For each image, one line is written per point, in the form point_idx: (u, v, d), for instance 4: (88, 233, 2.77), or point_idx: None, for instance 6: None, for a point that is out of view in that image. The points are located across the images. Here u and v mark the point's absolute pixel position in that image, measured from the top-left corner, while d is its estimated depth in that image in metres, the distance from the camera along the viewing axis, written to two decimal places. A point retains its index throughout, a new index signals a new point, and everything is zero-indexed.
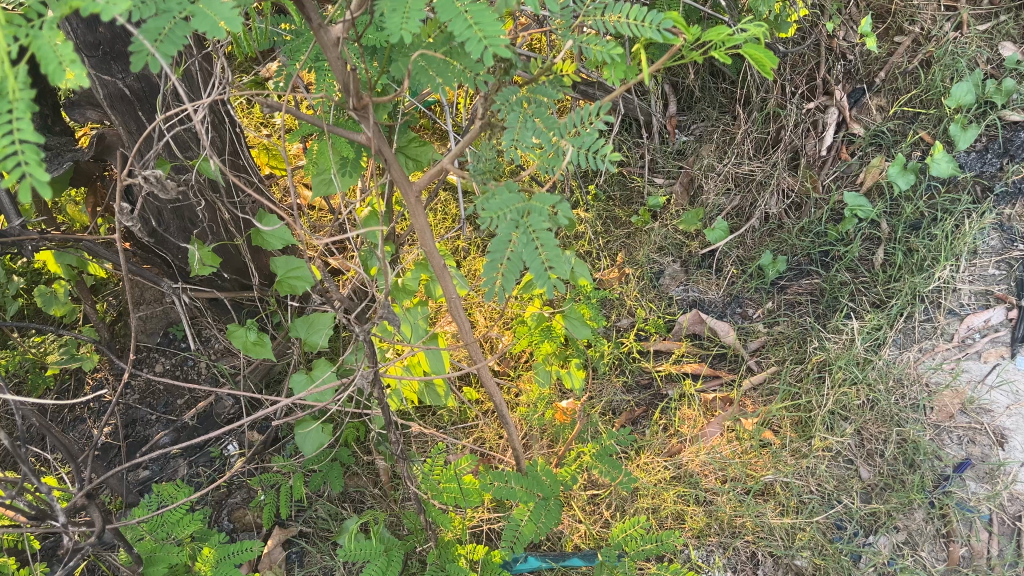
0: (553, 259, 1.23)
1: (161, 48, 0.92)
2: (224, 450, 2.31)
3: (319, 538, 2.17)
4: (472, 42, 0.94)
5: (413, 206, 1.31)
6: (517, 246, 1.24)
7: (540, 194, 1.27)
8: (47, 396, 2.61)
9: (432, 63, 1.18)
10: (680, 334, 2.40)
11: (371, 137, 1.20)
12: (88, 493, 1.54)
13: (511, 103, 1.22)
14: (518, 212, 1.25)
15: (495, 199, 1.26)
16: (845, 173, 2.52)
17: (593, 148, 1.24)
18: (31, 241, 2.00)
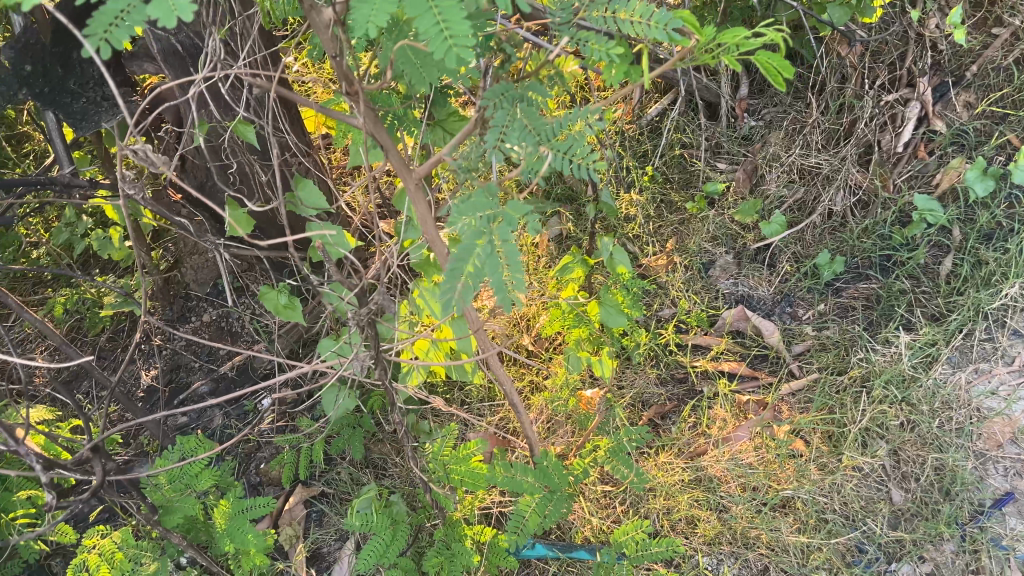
0: (516, 274, 1.19)
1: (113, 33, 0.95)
2: (258, 404, 2.37)
3: (339, 500, 2.21)
4: (440, 42, 0.90)
5: (412, 194, 1.29)
6: (481, 256, 1.18)
7: (514, 201, 1.23)
8: (104, 335, 2.72)
9: (416, 54, 1.18)
10: (723, 330, 2.32)
11: (366, 122, 1.20)
12: (95, 447, 1.59)
13: (503, 99, 1.19)
14: (486, 220, 1.21)
15: (466, 204, 1.21)
16: (920, 172, 2.37)
17: (580, 155, 1.19)
18: (81, 190, 2.06)
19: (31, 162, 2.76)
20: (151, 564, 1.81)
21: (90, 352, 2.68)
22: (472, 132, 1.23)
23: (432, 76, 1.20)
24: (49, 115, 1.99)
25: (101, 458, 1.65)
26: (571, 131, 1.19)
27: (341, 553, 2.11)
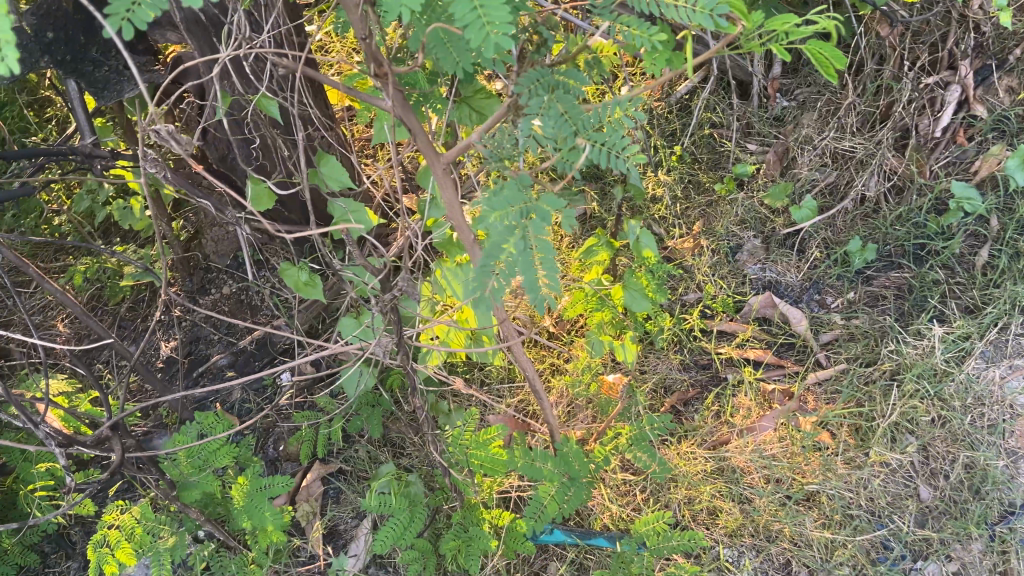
0: (551, 272, 1.16)
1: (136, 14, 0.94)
2: (276, 379, 2.35)
3: (356, 478, 2.20)
4: (475, 30, 0.89)
5: (439, 180, 1.25)
6: (515, 252, 1.14)
7: (548, 194, 1.19)
8: (123, 306, 2.71)
9: (451, 37, 1.15)
10: (749, 317, 2.28)
11: (393, 106, 1.17)
12: (114, 425, 1.59)
13: (537, 86, 1.15)
14: (520, 214, 1.17)
15: (498, 197, 1.17)
16: (958, 159, 2.32)
17: (618, 146, 1.18)
18: (102, 161, 2.03)
19: (53, 128, 2.74)
20: (168, 538, 1.83)
21: (113, 321, 2.68)
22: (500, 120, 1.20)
23: (466, 55, 1.16)
24: (71, 84, 1.95)
25: (117, 435, 1.67)
26: (608, 120, 1.19)
27: (357, 531, 2.11)
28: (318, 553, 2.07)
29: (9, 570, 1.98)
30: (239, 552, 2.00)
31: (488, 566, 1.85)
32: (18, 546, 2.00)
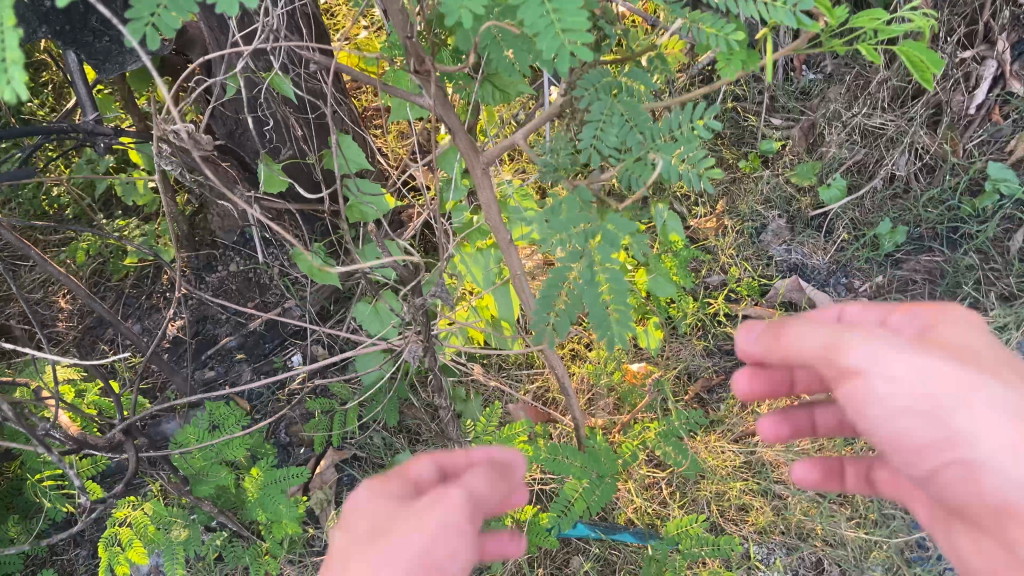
0: (620, 304, 1.16)
1: (161, 18, 0.84)
2: (287, 361, 2.33)
3: (371, 465, 2.15)
4: (546, 35, 0.85)
5: (480, 179, 1.28)
6: (580, 283, 1.16)
7: (617, 217, 1.18)
8: (127, 281, 2.62)
9: (505, 35, 1.12)
10: (775, 301, 2.23)
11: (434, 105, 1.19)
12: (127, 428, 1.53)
13: (598, 90, 1.16)
14: (585, 237, 1.18)
15: (561, 219, 1.18)
16: (992, 137, 2.24)
17: (691, 159, 1.18)
18: (106, 139, 1.94)
19: (50, 95, 2.62)
20: (182, 531, 1.79)
21: (116, 298, 2.59)
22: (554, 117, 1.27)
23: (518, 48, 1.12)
24: (71, 56, 1.82)
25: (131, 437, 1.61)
26: (684, 130, 1.18)
27: None
28: None
29: (16, 560, 1.93)
30: (252, 543, 1.96)
31: (510, 560, 1.81)
32: (24, 534, 1.94)
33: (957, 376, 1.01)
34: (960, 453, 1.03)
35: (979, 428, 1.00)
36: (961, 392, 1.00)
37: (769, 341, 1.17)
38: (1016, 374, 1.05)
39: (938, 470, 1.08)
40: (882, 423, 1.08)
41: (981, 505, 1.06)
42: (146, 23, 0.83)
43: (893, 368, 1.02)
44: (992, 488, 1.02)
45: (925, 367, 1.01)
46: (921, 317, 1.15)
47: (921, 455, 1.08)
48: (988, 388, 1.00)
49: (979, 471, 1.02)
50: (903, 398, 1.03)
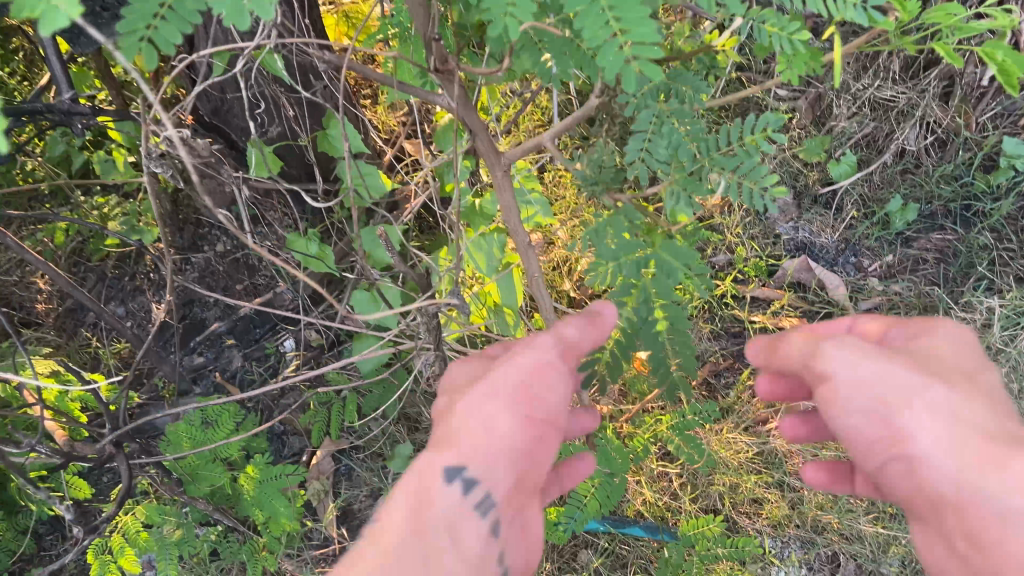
0: (676, 330, 1.21)
1: (158, 31, 0.75)
2: (280, 346, 2.25)
3: (369, 455, 2.08)
4: (605, 54, 0.79)
5: (500, 182, 1.33)
6: (635, 314, 1.20)
7: (671, 245, 1.20)
8: (107, 263, 2.42)
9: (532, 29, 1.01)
10: (783, 281, 2.17)
11: (455, 107, 1.23)
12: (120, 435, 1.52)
13: (645, 100, 1.17)
14: (639, 268, 1.20)
15: (617, 246, 1.20)
16: (1007, 110, 2.11)
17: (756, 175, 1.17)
18: (83, 119, 1.80)
19: None
20: (175, 531, 1.81)
21: (96, 280, 2.42)
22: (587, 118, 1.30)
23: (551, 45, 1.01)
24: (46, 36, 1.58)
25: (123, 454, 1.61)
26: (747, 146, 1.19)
27: (373, 511, 2.04)
28: (332, 536, 2.01)
29: None
30: (249, 539, 1.92)
31: None
32: (10, 533, 1.90)
33: (908, 377, 0.98)
34: (901, 452, 0.98)
35: (920, 427, 0.96)
36: (907, 391, 0.98)
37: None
38: (981, 386, 1.00)
39: (883, 473, 1.04)
40: (832, 422, 1.04)
41: (922, 513, 1.00)
42: (143, 38, 0.75)
43: (847, 367, 1.01)
44: (929, 490, 0.97)
45: (877, 368, 0.99)
46: (907, 328, 1.11)
47: (867, 457, 1.03)
48: (935, 390, 0.97)
49: (918, 473, 0.97)
50: (854, 396, 1.00)
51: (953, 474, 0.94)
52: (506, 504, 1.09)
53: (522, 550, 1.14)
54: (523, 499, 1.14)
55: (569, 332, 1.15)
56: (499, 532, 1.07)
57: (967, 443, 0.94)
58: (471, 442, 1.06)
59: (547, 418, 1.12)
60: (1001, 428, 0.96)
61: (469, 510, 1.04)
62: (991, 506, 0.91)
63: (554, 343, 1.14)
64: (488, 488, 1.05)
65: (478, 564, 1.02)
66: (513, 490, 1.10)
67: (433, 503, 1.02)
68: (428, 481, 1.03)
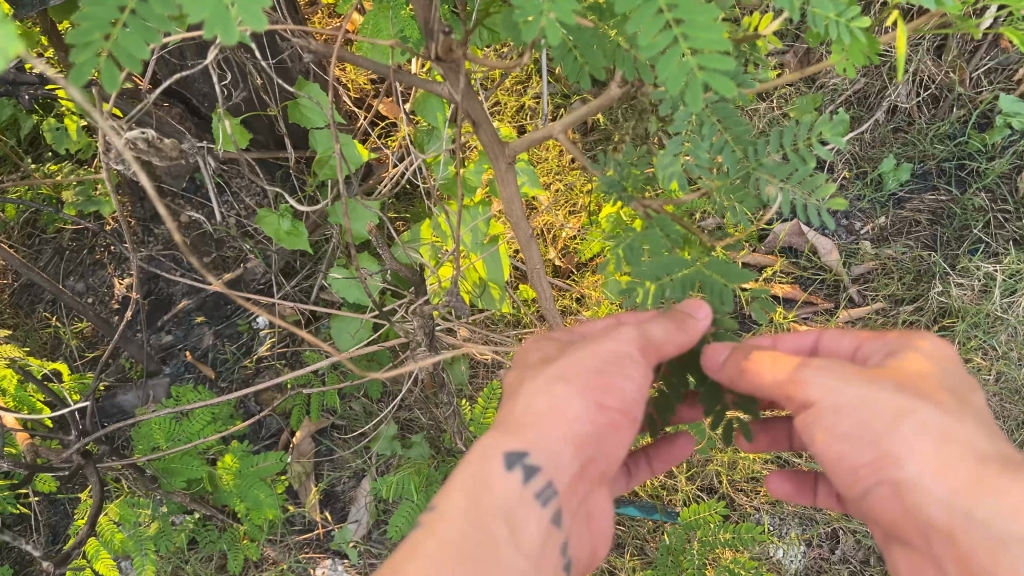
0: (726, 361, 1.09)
1: (118, 41, 0.69)
2: (252, 323, 2.12)
3: (350, 433, 2.00)
4: (665, 61, 0.77)
5: (503, 171, 1.25)
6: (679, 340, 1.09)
7: (719, 260, 1.09)
8: (62, 236, 2.20)
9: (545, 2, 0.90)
10: (774, 246, 2.11)
11: (459, 97, 1.12)
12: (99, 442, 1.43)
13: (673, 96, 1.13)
14: (684, 286, 1.10)
15: (660, 263, 1.09)
16: (1001, 65, 2.05)
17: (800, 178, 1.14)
18: (28, 89, 1.63)
19: None
20: (150, 524, 1.76)
21: (53, 255, 2.20)
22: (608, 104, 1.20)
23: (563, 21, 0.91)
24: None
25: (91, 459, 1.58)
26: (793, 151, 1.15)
27: (357, 493, 1.97)
28: (315, 521, 1.94)
29: None
30: (229, 526, 1.87)
31: None
32: None
33: (894, 400, 0.96)
34: (888, 475, 0.97)
35: (908, 450, 0.95)
36: (893, 414, 0.96)
37: (727, 374, 1.06)
38: (969, 404, 0.99)
39: (870, 496, 1.02)
40: (817, 445, 1.03)
41: (910, 534, 0.99)
42: (100, 51, 0.69)
43: (833, 392, 1.00)
44: (919, 513, 0.95)
45: (862, 393, 0.98)
46: (893, 345, 1.09)
47: (854, 479, 1.02)
48: (925, 411, 0.95)
49: (907, 496, 0.95)
50: (842, 421, 0.99)
51: (942, 496, 0.92)
52: (569, 492, 1.04)
53: (583, 538, 1.09)
54: (587, 483, 1.08)
55: (655, 331, 1.02)
56: (560, 522, 1.03)
57: (956, 464, 0.92)
58: (540, 429, 1.02)
59: (620, 407, 1.04)
60: (992, 448, 0.94)
61: (529, 498, 1.00)
62: (982, 527, 0.89)
63: (637, 333, 1.05)
64: (552, 478, 1.01)
65: (535, 555, 0.99)
66: (576, 476, 1.04)
67: (492, 489, 0.99)
68: (489, 468, 1.00)
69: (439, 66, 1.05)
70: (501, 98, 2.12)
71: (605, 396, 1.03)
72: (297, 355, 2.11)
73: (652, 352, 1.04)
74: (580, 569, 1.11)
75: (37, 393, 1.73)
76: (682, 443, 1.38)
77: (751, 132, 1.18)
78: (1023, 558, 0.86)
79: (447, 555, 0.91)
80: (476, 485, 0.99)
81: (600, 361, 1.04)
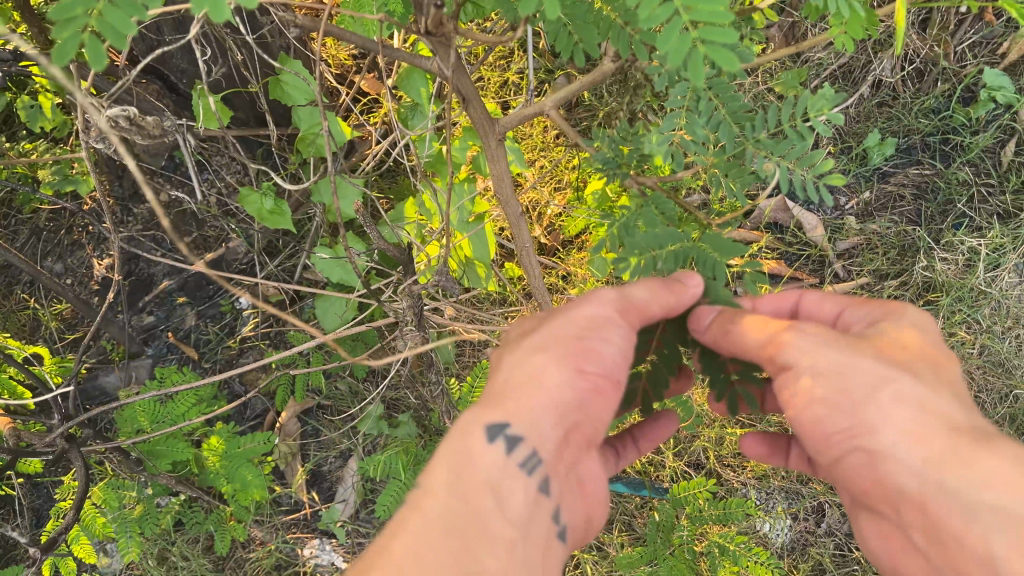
0: None
1: (103, 17, 0.70)
2: (235, 303, 2.09)
3: (336, 413, 1.99)
4: (665, 36, 0.80)
5: (493, 148, 1.24)
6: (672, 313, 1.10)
7: (710, 234, 1.09)
8: (39, 216, 2.16)
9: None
10: (760, 222, 2.11)
11: (448, 71, 1.11)
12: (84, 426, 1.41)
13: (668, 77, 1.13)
14: (679, 259, 1.10)
15: (653, 235, 1.09)
16: (984, 39, 2.05)
17: (798, 158, 1.12)
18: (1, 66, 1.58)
19: None
20: (135, 506, 1.76)
21: (30, 236, 2.15)
22: (597, 80, 1.23)
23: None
24: None
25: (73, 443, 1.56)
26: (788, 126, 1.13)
27: (344, 473, 1.97)
28: (303, 501, 1.94)
29: None
30: (215, 508, 1.87)
31: None
32: None
33: (874, 369, 0.96)
34: (862, 443, 0.97)
35: (885, 420, 0.95)
36: (873, 382, 0.95)
37: (710, 337, 1.04)
38: (945, 375, 0.99)
39: (841, 463, 1.02)
40: (792, 411, 1.02)
41: (880, 501, 1.00)
42: (84, 26, 0.69)
43: (814, 355, 0.98)
44: (890, 481, 0.96)
45: (844, 358, 0.97)
46: (875, 314, 1.09)
47: (827, 445, 1.01)
48: (903, 381, 0.95)
49: (879, 464, 0.96)
50: (822, 386, 0.97)
51: (916, 467, 0.93)
52: (556, 460, 1.02)
53: (576, 506, 1.07)
54: (576, 450, 1.06)
55: (637, 291, 1.02)
56: (549, 491, 1.01)
57: (931, 434, 0.93)
58: (520, 398, 1.00)
59: (602, 371, 1.02)
60: (967, 419, 0.94)
61: (514, 468, 0.98)
62: (954, 498, 0.91)
63: (617, 296, 1.03)
64: (535, 446, 0.99)
65: (523, 525, 0.97)
66: (561, 444, 1.02)
67: (475, 463, 0.98)
68: (469, 442, 0.99)
69: (428, 39, 1.02)
70: (485, 74, 2.09)
71: (584, 360, 1.01)
72: (282, 335, 2.09)
73: (632, 314, 1.02)
74: (576, 538, 1.09)
75: (16, 376, 1.70)
76: (665, 422, 1.38)
77: (747, 108, 1.17)
78: (991, 527, 0.88)
79: (433, 533, 0.90)
80: (458, 460, 0.98)
81: (579, 327, 1.03)
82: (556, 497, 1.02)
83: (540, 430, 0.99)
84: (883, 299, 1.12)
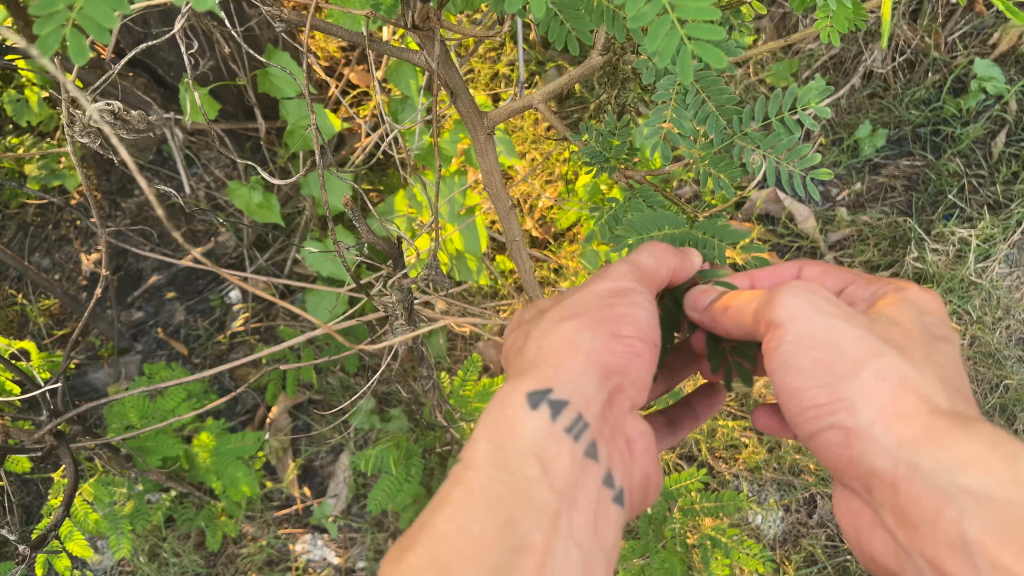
0: None
1: (84, 11, 0.67)
2: (225, 298, 2.08)
3: (328, 408, 1.98)
4: (654, 31, 0.79)
5: (482, 142, 1.23)
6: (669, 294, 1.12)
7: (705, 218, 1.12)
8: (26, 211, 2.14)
9: None
10: (751, 214, 2.10)
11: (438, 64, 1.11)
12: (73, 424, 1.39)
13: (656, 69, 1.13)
14: (677, 241, 1.13)
15: (645, 218, 1.13)
16: (976, 29, 2.04)
17: (784, 150, 1.12)
18: None
19: None
20: (126, 502, 1.75)
21: (18, 231, 2.12)
22: (588, 73, 1.23)
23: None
24: None
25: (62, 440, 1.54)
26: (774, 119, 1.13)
27: (336, 468, 1.97)
28: (294, 496, 1.94)
29: None
30: (206, 503, 1.86)
31: None
32: None
33: (858, 343, 0.94)
34: (838, 419, 0.95)
35: (865, 397, 0.93)
36: (857, 358, 0.94)
37: (708, 314, 1.06)
38: (935, 356, 0.97)
39: (816, 438, 1.00)
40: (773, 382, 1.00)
41: (855, 480, 0.98)
42: (64, 21, 0.66)
43: (800, 321, 0.97)
44: (864, 460, 0.94)
45: (829, 330, 0.95)
46: (878, 295, 1.09)
47: (803, 419, 1.00)
48: (886, 358, 0.93)
49: (854, 442, 0.94)
50: (801, 356, 0.96)
51: (891, 447, 0.91)
52: (601, 423, 0.98)
53: (627, 476, 1.01)
54: (620, 417, 1.01)
55: (645, 259, 1.04)
56: (597, 459, 0.97)
57: (910, 414, 0.91)
58: (558, 366, 0.98)
59: (640, 335, 1.00)
60: (951, 401, 0.92)
61: (560, 435, 0.94)
62: (926, 478, 0.88)
63: (629, 269, 1.04)
64: (580, 409, 0.95)
65: (570, 492, 0.92)
66: (606, 408, 0.98)
67: (518, 432, 0.94)
68: (511, 411, 0.95)
69: (415, 34, 1.02)
70: (475, 65, 2.08)
71: (620, 325, 0.99)
72: (273, 330, 2.08)
73: (651, 282, 1.03)
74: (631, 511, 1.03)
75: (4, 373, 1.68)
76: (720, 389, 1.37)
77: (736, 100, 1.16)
78: (964, 509, 0.85)
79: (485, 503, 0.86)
80: (501, 430, 0.94)
81: (606, 298, 1.02)
82: (604, 462, 0.98)
83: (583, 394, 0.96)
84: (890, 281, 1.11)
